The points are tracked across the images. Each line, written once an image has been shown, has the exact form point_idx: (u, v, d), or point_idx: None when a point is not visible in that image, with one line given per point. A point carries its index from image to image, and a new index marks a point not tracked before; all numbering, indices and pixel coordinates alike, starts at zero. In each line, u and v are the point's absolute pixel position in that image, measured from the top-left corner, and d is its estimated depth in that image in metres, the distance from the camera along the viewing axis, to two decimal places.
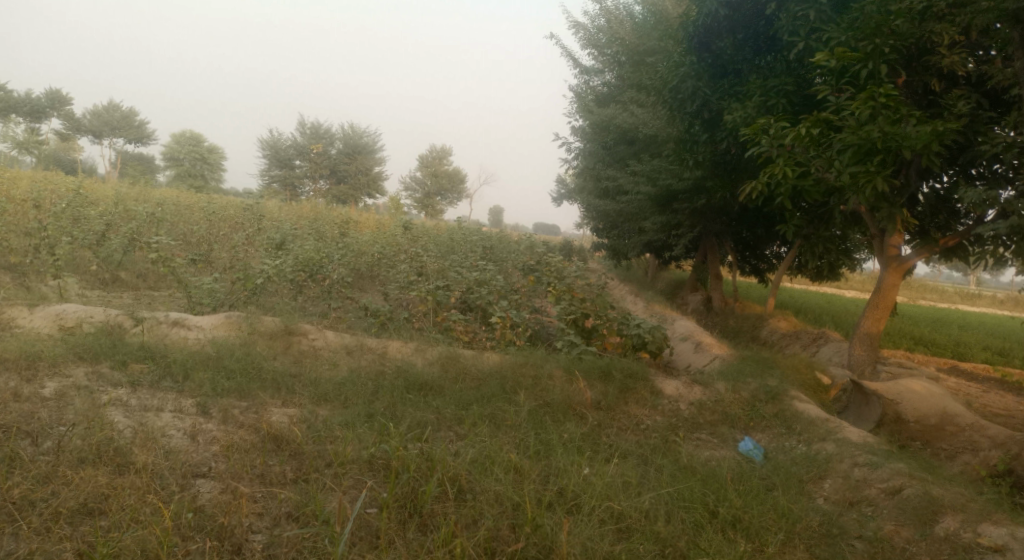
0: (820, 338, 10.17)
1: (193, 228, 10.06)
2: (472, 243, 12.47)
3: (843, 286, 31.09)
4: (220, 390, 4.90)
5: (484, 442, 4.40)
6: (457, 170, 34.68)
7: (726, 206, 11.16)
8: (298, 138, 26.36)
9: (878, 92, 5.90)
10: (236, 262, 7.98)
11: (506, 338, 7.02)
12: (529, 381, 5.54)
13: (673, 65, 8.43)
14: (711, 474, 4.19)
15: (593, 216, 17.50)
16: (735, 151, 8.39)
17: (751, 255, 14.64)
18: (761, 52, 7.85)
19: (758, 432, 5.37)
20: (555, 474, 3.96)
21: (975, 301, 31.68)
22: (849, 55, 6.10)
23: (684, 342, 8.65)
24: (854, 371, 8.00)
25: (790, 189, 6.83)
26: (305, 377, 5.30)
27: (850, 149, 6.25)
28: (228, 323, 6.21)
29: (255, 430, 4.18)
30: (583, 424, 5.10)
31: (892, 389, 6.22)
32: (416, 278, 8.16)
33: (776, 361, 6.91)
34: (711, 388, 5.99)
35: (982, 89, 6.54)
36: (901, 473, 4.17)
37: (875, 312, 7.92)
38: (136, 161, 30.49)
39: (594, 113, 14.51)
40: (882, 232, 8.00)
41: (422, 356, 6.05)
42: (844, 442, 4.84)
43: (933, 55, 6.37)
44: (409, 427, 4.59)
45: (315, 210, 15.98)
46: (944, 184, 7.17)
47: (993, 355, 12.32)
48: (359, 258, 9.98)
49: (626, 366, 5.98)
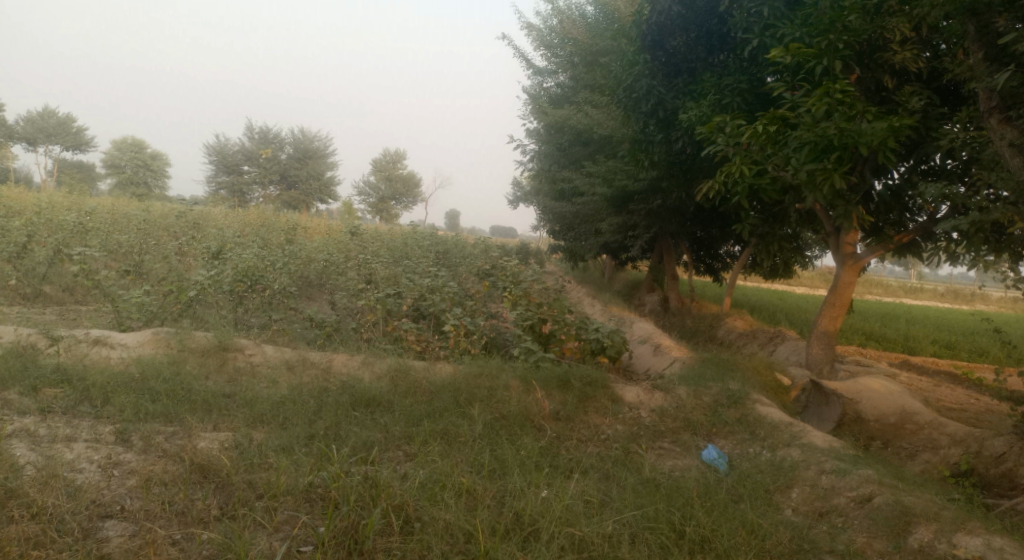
0: (777, 337, 10.14)
1: (127, 238, 9.44)
2: (426, 248, 12.09)
3: (794, 283, 31.73)
4: (143, 415, 4.46)
5: (435, 462, 4.10)
6: (411, 173, 34.08)
7: (681, 205, 11.08)
8: (247, 143, 25.50)
9: (833, 89, 5.82)
10: (169, 274, 7.46)
11: (460, 347, 6.67)
12: (483, 393, 5.24)
13: (627, 64, 8.25)
14: (675, 488, 3.97)
15: (549, 218, 17.31)
16: (690, 151, 8.26)
17: (706, 254, 14.63)
18: (715, 49, 7.75)
19: (721, 439, 5.18)
20: (512, 496, 3.68)
21: (918, 295, 32.71)
22: (803, 51, 6.00)
23: (643, 345, 8.47)
24: (813, 370, 7.94)
25: (746, 187, 6.72)
26: (239, 397, 4.91)
27: (805, 146, 6.16)
28: (157, 340, 5.76)
29: (179, 459, 3.78)
30: (541, 437, 4.83)
31: (852, 389, 6.13)
32: (365, 286, 7.78)
33: (736, 363, 6.77)
34: (672, 394, 5.78)
35: (933, 85, 6.58)
36: (870, 481, 4.02)
37: (831, 311, 7.87)
38: (74, 169, 29.08)
39: (548, 114, 14.29)
40: (836, 229, 7.97)
41: (370, 369, 5.69)
42: (810, 448, 4.68)
43: (886, 51, 6.34)
44: (353, 449, 4.26)
45: (262, 216, 15.37)
46: (896, 180, 7.14)
47: (941, 349, 12.55)
48: (306, 266, 9.52)
49: (584, 374, 5.74)
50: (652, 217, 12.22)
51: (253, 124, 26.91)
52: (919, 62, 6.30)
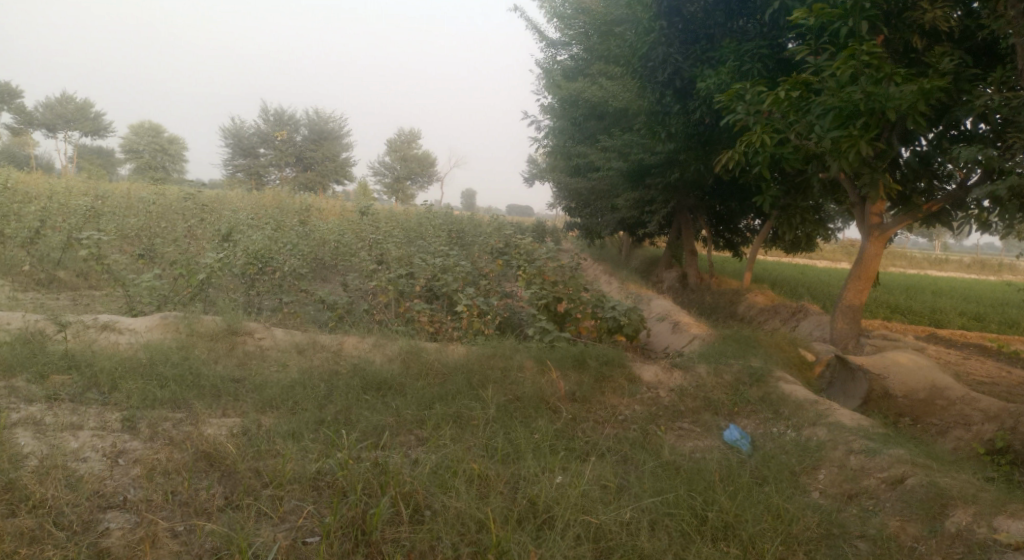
0: (799, 311, 9.89)
1: (140, 222, 9.38)
2: (440, 227, 11.93)
3: (817, 256, 31.18)
4: (151, 402, 4.39)
5: (447, 447, 3.98)
6: (426, 153, 33.87)
7: (700, 178, 10.79)
8: (262, 125, 25.41)
9: (860, 51, 5.54)
10: (179, 257, 7.38)
11: (474, 328, 6.54)
12: (497, 375, 5.10)
13: (642, 32, 7.95)
14: (696, 472, 3.82)
15: (564, 195, 17.06)
16: (709, 121, 7.97)
17: (725, 228, 14.32)
18: (734, 14, 7.31)
19: (743, 418, 5.01)
20: (525, 482, 3.55)
21: (944, 267, 32.04)
22: (827, 12, 5.72)
23: (661, 322, 8.27)
24: (837, 345, 7.71)
25: (768, 158, 6.46)
26: (249, 382, 4.83)
27: (830, 113, 5.90)
28: (165, 325, 5.69)
29: (184, 447, 3.70)
30: (557, 419, 4.69)
31: (879, 363, 5.91)
32: (377, 267, 7.65)
33: (758, 339, 6.55)
34: (691, 372, 5.60)
35: (965, 45, 6.26)
36: (902, 461, 3.82)
37: (857, 284, 7.61)
38: (93, 155, 29.17)
39: (562, 87, 13.97)
40: (862, 199, 7.68)
41: (381, 351, 5.57)
42: (837, 426, 4.48)
43: (914, 11, 6.06)
44: (363, 435, 4.16)
45: (276, 198, 15.29)
46: (924, 147, 6.83)
47: (970, 321, 12.21)
48: (319, 248, 9.41)
49: (601, 353, 5.59)
50: (669, 192, 11.94)
51: (267, 106, 26.80)
52: (951, 20, 5.96)
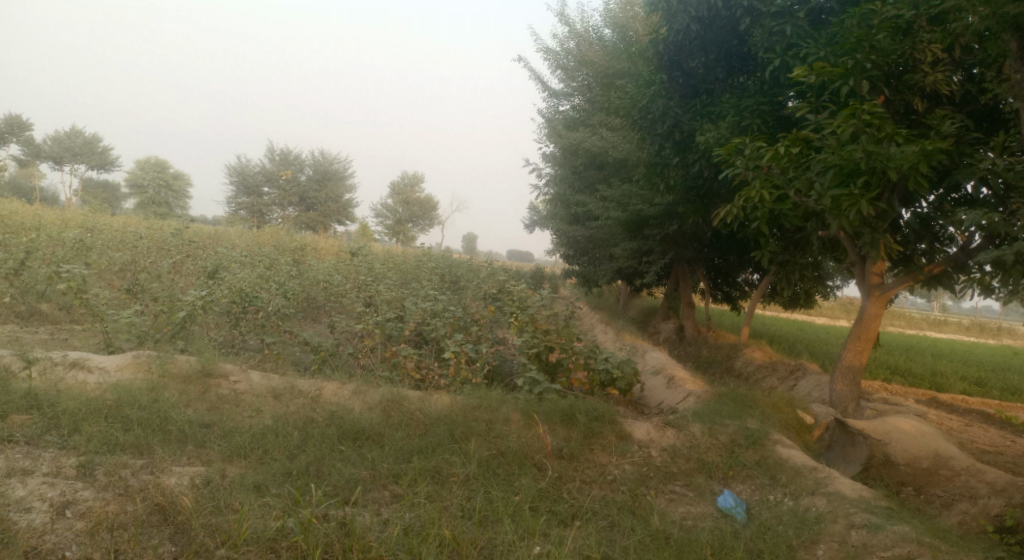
0: (798, 370, 9.66)
1: (129, 256, 9.22)
2: (435, 271, 11.78)
3: (815, 313, 31.05)
4: (111, 447, 4.16)
5: (422, 507, 3.74)
6: (429, 197, 33.99)
7: (699, 231, 10.70)
8: (267, 164, 25.57)
9: (862, 109, 5.48)
10: (162, 294, 7.19)
11: (461, 376, 6.30)
12: (482, 427, 4.85)
13: (642, 85, 7.96)
14: (686, 544, 3.58)
15: (563, 242, 16.98)
16: (708, 175, 7.90)
17: (723, 281, 14.18)
18: (735, 70, 7.47)
19: (738, 483, 4.77)
20: (500, 551, 3.34)
21: (943, 327, 31.87)
22: (828, 70, 5.73)
23: (656, 376, 8.04)
24: (836, 408, 7.45)
25: (767, 213, 6.34)
26: (219, 428, 4.59)
27: (830, 171, 5.82)
28: (137, 365, 5.48)
29: (139, 497, 3.49)
30: (541, 478, 4.44)
31: (880, 429, 5.68)
32: (365, 310, 7.46)
33: (755, 398, 6.32)
34: (685, 431, 5.34)
35: (966, 109, 6.22)
36: (907, 539, 3.55)
37: (857, 345, 7.41)
38: (98, 188, 29.29)
39: (563, 136, 14.04)
40: (862, 258, 7.55)
41: (361, 399, 5.33)
42: (837, 497, 4.23)
43: (915, 74, 6.01)
44: (333, 490, 3.92)
45: (273, 236, 15.20)
46: (925, 209, 6.74)
47: (971, 385, 11.96)
48: (309, 288, 9.23)
49: (591, 408, 5.32)
50: (668, 242, 11.85)
51: (273, 145, 27.00)
52: (953, 84, 5.91)
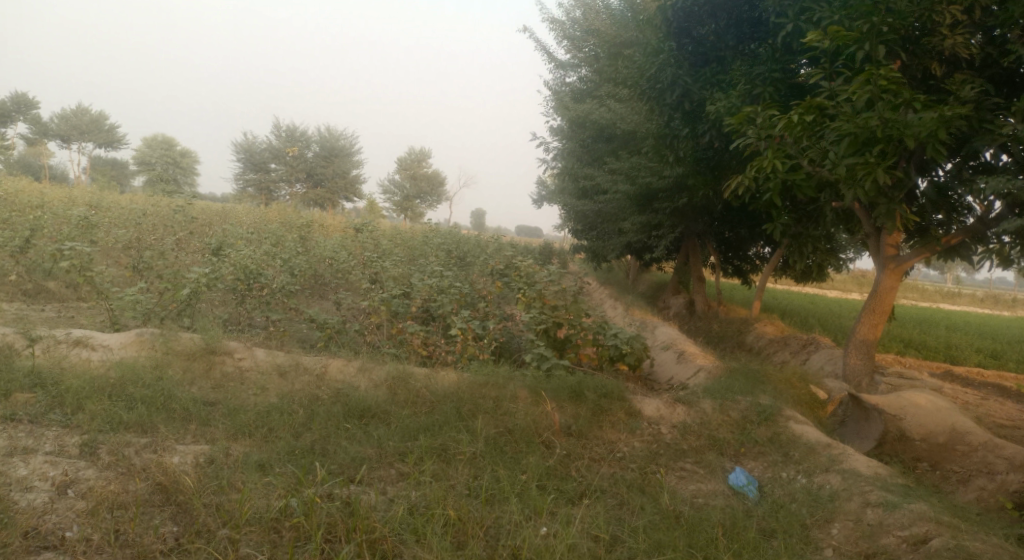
0: (810, 344, 9.53)
1: (135, 233, 9.15)
2: (442, 247, 11.65)
3: (827, 287, 30.78)
4: (115, 426, 4.12)
5: (428, 485, 3.69)
6: (436, 172, 33.73)
7: (709, 204, 10.52)
8: (274, 141, 25.43)
9: (878, 75, 5.28)
10: (166, 271, 7.13)
11: (468, 352, 6.22)
12: (489, 404, 4.78)
13: (650, 53, 7.73)
14: (697, 523, 3.52)
15: (571, 217, 16.79)
16: (718, 145, 7.70)
17: (734, 255, 13.99)
18: (746, 37, 7.21)
19: (750, 460, 4.69)
20: (507, 530, 3.31)
21: (956, 300, 31.54)
22: (843, 34, 5.52)
23: (666, 351, 7.94)
24: (850, 383, 7.34)
25: (779, 184, 6.16)
26: (223, 406, 4.54)
27: (845, 139, 5.61)
28: (141, 343, 5.43)
29: (141, 477, 3.45)
30: (550, 455, 4.37)
31: (895, 404, 5.57)
32: (371, 287, 7.37)
33: (767, 373, 6.20)
34: (695, 408, 5.25)
35: (987, 73, 5.95)
36: (925, 518, 3.45)
37: (871, 318, 7.28)
38: (106, 166, 29.27)
39: (570, 109, 13.79)
40: (877, 230, 7.38)
41: (367, 376, 5.26)
42: (852, 474, 4.13)
43: (933, 37, 5.77)
44: (338, 469, 3.87)
45: (280, 212, 15.09)
46: (943, 178, 6.54)
47: (986, 358, 11.80)
48: (315, 264, 9.15)
49: (600, 385, 5.22)
50: (677, 216, 11.67)
51: (279, 122, 26.73)
52: (973, 47, 5.66)
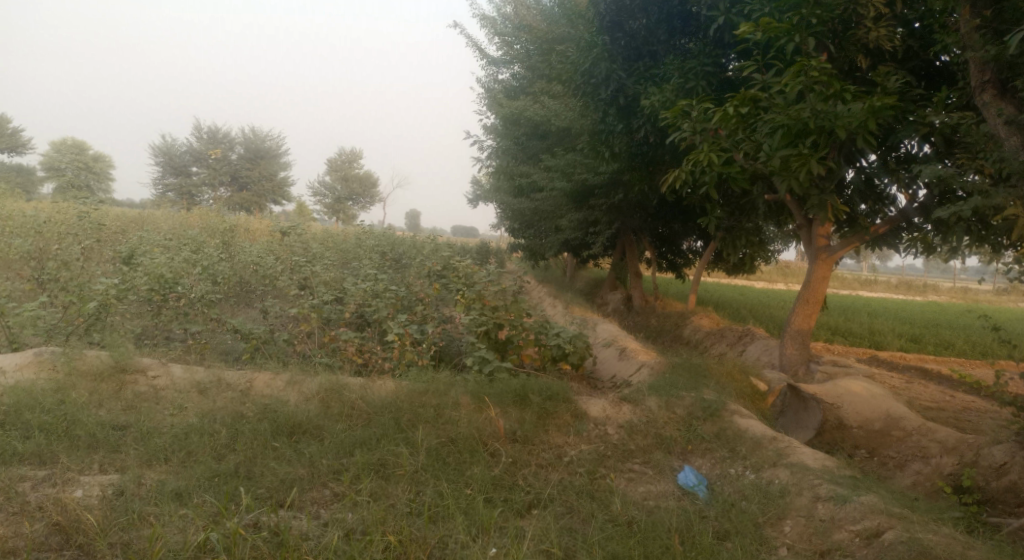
0: (746, 335, 9.67)
1: (35, 243, 8.40)
2: (376, 249, 11.27)
3: (754, 278, 31.79)
4: (8, 459, 3.67)
5: (366, 507, 3.43)
6: (367, 174, 32.96)
7: (644, 199, 10.53)
8: (194, 143, 24.24)
9: (810, 66, 5.30)
10: (71, 283, 6.53)
11: (406, 358, 5.92)
12: (429, 413, 4.53)
13: (584, 47, 7.61)
14: (651, 530, 3.38)
15: (507, 215, 16.62)
16: (653, 140, 7.65)
17: (668, 249, 14.14)
18: (676, 32, 7.18)
19: (697, 458, 4.61)
20: (453, 552, 3.09)
21: (873, 287, 33.14)
22: (774, 26, 5.51)
23: (608, 348, 7.87)
24: (788, 372, 7.44)
25: (715, 178, 6.15)
26: (136, 430, 4.12)
27: (778, 131, 5.60)
28: (40, 363, 4.93)
29: (37, 517, 3.05)
30: (495, 464, 4.16)
31: (832, 392, 5.64)
32: (300, 293, 6.97)
33: (709, 366, 6.18)
34: (641, 406, 5.13)
35: (908, 65, 6.12)
36: (877, 511, 3.42)
37: (805, 308, 7.41)
38: (9, 172, 27.23)
39: (503, 106, 13.60)
40: (808, 221, 7.50)
41: (296, 390, 4.91)
42: (800, 467, 4.11)
43: (858, 29, 5.86)
44: (266, 494, 3.56)
45: (202, 217, 14.31)
46: (869, 167, 6.61)
47: (908, 342, 12.32)
48: (239, 270, 8.64)
49: (544, 387, 5.03)
50: (613, 212, 11.67)
51: (199, 123, 25.48)
52: (895, 39, 5.76)
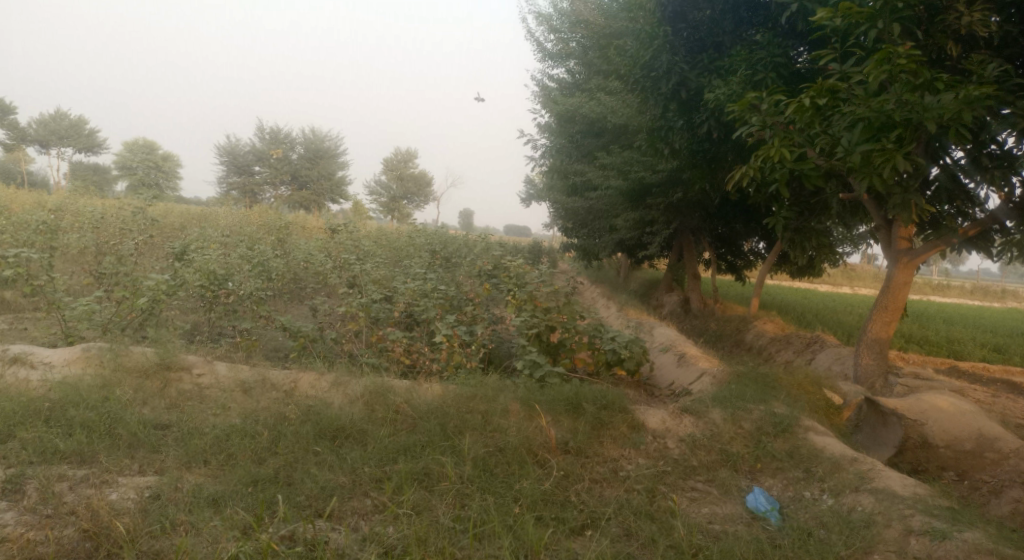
0: (814, 343, 9.10)
1: (97, 238, 8.53)
2: (427, 247, 11.10)
3: (817, 282, 30.53)
4: (48, 457, 3.60)
5: (407, 522, 3.20)
6: (422, 173, 33.05)
7: (704, 198, 10.06)
8: (257, 143, 24.86)
9: (898, 53, 4.80)
10: (125, 277, 6.56)
11: (454, 361, 5.70)
12: (477, 420, 4.28)
13: (644, 38, 7.23)
14: None
15: (560, 214, 16.30)
16: (717, 136, 7.23)
17: (728, 250, 13.56)
18: (744, 21, 6.74)
19: (767, 478, 4.23)
20: None
21: (947, 293, 31.39)
22: (855, 10, 5.04)
23: (665, 353, 7.49)
24: (863, 384, 6.90)
25: (787, 174, 5.71)
26: (177, 430, 4.01)
27: (859, 124, 5.13)
28: (87, 359, 4.90)
29: (70, 522, 2.95)
30: (546, 477, 3.88)
31: (915, 407, 5.11)
32: (348, 291, 6.84)
33: (777, 375, 5.73)
34: (704, 419, 4.75)
35: (1006, 53, 5.49)
36: (983, 550, 3.00)
37: (883, 316, 6.85)
38: (87, 171, 28.40)
39: (557, 103, 13.30)
40: (887, 221, 6.95)
41: (341, 392, 4.74)
42: (886, 494, 3.69)
43: (949, 14, 5.31)
44: (303, 504, 3.36)
45: (261, 215, 14.47)
46: (958, 162, 6.04)
47: (992, 353, 11.44)
48: (291, 267, 8.60)
49: (599, 396, 4.72)
50: (672, 212, 11.23)
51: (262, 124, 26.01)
52: (992, 25, 5.19)
